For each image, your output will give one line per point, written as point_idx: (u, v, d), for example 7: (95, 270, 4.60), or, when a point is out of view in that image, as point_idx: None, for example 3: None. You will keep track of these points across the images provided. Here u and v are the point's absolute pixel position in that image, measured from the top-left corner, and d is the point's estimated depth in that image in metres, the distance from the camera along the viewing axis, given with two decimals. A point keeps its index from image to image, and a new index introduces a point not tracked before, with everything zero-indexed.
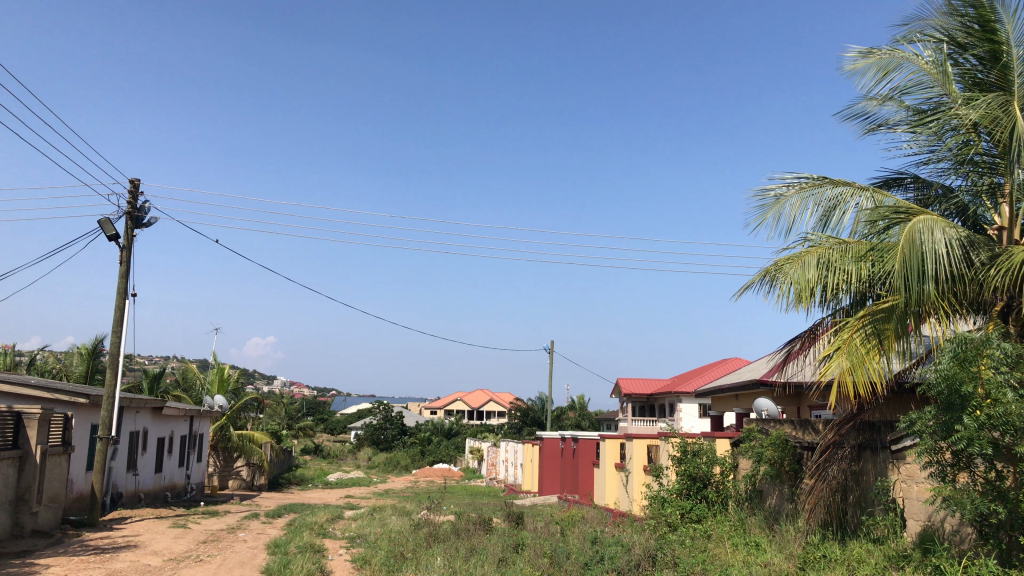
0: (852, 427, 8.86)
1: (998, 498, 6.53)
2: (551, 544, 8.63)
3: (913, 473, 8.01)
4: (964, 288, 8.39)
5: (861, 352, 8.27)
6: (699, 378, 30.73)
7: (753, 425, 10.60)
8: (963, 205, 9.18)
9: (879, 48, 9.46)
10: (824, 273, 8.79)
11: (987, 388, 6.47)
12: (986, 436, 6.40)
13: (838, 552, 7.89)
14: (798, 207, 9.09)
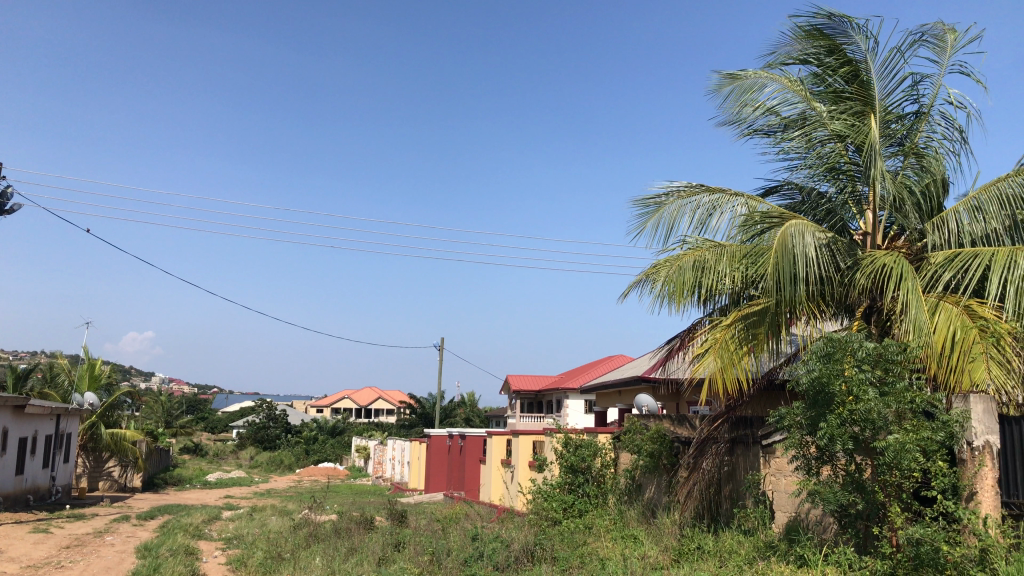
0: (726, 421, 9.29)
1: (856, 490, 6.84)
2: (432, 541, 8.61)
3: (782, 467, 8.37)
4: (831, 291, 8.80)
5: (734, 352, 8.60)
6: (587, 374, 31.24)
7: (634, 419, 10.87)
8: (832, 210, 9.65)
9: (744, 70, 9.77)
10: (699, 276, 9.05)
11: (849, 386, 6.80)
12: (847, 432, 6.74)
13: (711, 543, 8.15)
14: (676, 213, 9.34)
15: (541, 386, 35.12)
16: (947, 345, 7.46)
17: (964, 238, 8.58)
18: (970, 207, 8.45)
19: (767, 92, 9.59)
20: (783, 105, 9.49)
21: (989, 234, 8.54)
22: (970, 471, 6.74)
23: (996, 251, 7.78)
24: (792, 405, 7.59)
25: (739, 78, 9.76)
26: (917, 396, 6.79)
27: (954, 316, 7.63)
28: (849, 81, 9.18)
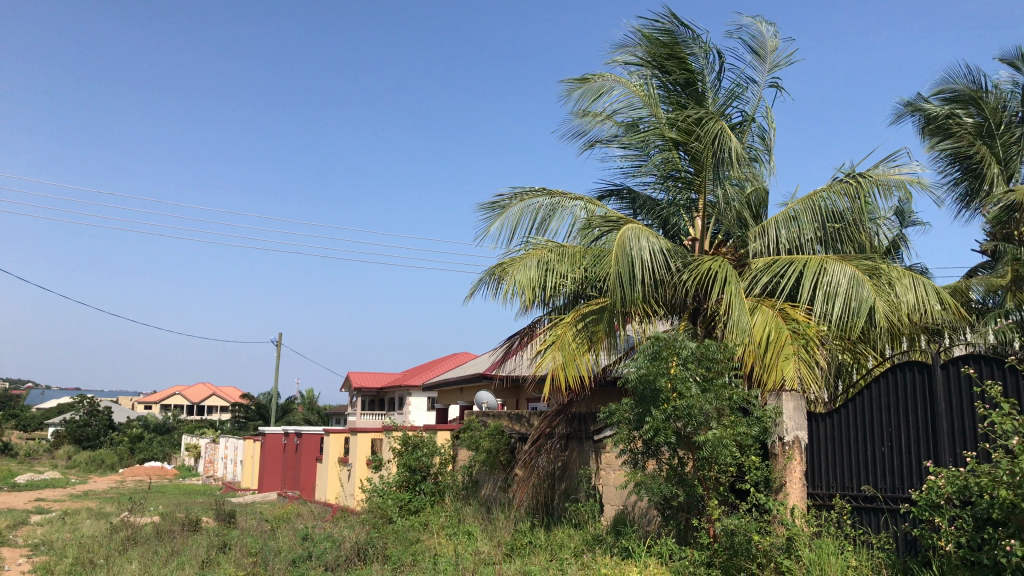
0: (562, 418, 9.50)
1: (678, 483, 7.19)
2: (259, 542, 8.36)
3: (611, 462, 8.67)
4: (663, 293, 9.14)
5: (574, 350, 8.75)
6: (430, 372, 31.26)
7: (473, 416, 10.92)
8: (666, 217, 10.07)
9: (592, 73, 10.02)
10: (543, 275, 9.16)
11: (674, 383, 7.08)
12: (670, 428, 7.02)
13: (542, 538, 8.31)
14: (520, 214, 9.45)
15: (384, 384, 34.79)
16: (763, 343, 7.90)
17: (781, 246, 9.19)
18: (788, 217, 9.08)
19: (612, 96, 9.89)
20: (625, 110, 9.79)
21: (804, 242, 9.19)
22: (780, 464, 7.18)
23: (809, 258, 8.43)
24: (621, 402, 7.79)
25: (587, 81, 10.01)
26: (734, 394, 7.20)
27: (770, 317, 8.14)
28: (686, 90, 9.59)
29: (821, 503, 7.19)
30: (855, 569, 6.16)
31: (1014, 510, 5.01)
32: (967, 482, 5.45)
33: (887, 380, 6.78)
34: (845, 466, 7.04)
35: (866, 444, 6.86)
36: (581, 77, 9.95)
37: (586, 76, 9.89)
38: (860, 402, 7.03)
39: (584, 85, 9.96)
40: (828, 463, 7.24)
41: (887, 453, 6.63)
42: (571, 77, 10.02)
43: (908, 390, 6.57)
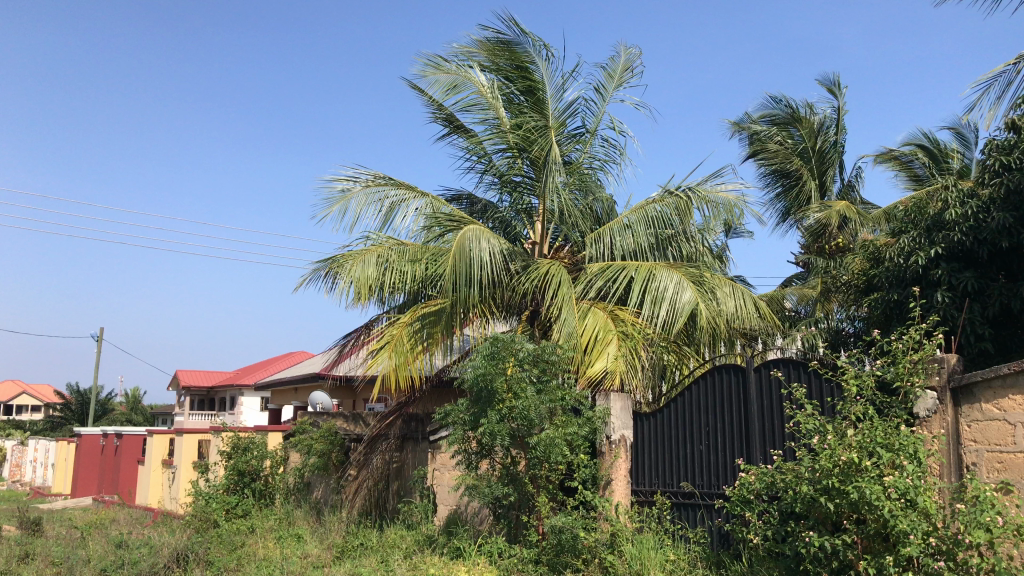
0: (398, 418, 9.46)
1: (510, 482, 7.29)
2: (67, 551, 7.83)
3: (445, 462, 8.72)
4: (502, 294, 9.24)
5: (410, 350, 8.73)
6: (266, 371, 30.33)
7: (306, 418, 10.62)
8: (506, 220, 10.20)
9: (441, 68, 10.03)
10: (382, 272, 9.03)
11: (509, 383, 7.19)
12: (504, 428, 7.10)
13: (374, 539, 8.20)
14: (362, 204, 9.27)
15: (216, 382, 33.43)
16: (592, 344, 8.20)
17: (616, 252, 9.53)
18: (622, 225, 9.46)
19: (457, 92, 9.95)
20: (468, 108, 9.89)
21: (636, 250, 9.58)
22: (607, 462, 7.43)
23: (640, 265, 8.80)
24: (457, 403, 7.78)
25: (435, 74, 10.02)
26: (567, 394, 7.36)
27: (601, 319, 8.41)
28: (528, 96, 9.72)
29: (644, 499, 7.50)
30: (673, 562, 6.44)
31: (814, 503, 5.41)
32: (774, 478, 5.82)
33: (706, 382, 7.15)
34: (667, 464, 7.37)
35: (685, 443, 7.21)
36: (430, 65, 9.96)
37: (433, 66, 9.89)
38: (682, 402, 7.38)
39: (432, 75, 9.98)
40: (652, 461, 7.56)
41: (705, 451, 7.00)
42: (421, 68, 10.02)
43: (725, 391, 6.94)
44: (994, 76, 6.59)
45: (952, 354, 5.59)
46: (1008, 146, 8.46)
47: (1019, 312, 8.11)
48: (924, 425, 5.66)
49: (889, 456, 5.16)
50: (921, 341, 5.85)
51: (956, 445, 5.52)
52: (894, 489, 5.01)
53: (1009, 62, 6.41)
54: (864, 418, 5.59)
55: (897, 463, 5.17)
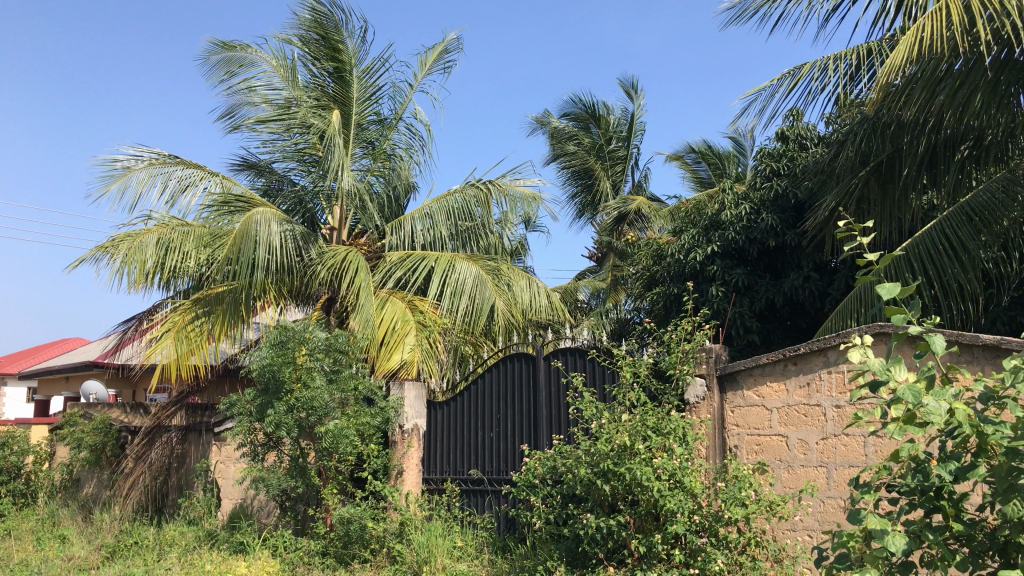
0: (180, 409, 9.06)
1: (298, 474, 7.09)
2: None
3: (231, 454, 8.39)
4: (294, 280, 8.95)
5: (194, 341, 8.38)
6: (34, 360, 27.91)
7: (77, 410, 9.80)
8: (305, 202, 9.89)
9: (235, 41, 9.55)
10: (163, 255, 8.53)
11: (299, 374, 6.97)
12: (292, 419, 6.89)
13: (150, 537, 7.72)
14: (145, 182, 8.69)
15: None
16: (389, 335, 8.09)
17: (415, 241, 9.51)
18: (422, 213, 9.47)
19: (253, 71, 9.52)
20: (265, 85, 9.49)
21: (435, 240, 9.62)
22: (398, 452, 7.37)
23: (439, 255, 8.81)
24: (243, 393, 7.46)
25: (229, 47, 9.52)
26: (360, 383, 7.23)
27: (399, 309, 8.35)
28: (331, 75, 9.46)
29: (434, 487, 7.53)
30: (460, 549, 6.52)
31: (592, 486, 5.65)
32: (556, 463, 6.03)
33: (498, 371, 7.30)
34: (459, 452, 7.45)
35: (476, 431, 7.32)
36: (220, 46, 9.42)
37: (227, 42, 9.40)
38: (474, 391, 7.48)
39: (224, 52, 9.46)
40: (443, 450, 7.62)
41: (495, 438, 7.13)
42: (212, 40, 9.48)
43: (515, 379, 7.12)
44: (758, 92, 7.21)
45: (719, 344, 6.00)
46: (777, 154, 9.21)
47: (781, 307, 8.86)
48: (693, 411, 6.02)
49: (659, 439, 5.51)
50: (693, 332, 6.24)
51: (721, 429, 5.93)
52: (662, 470, 5.34)
53: (773, 80, 7.12)
54: (639, 404, 5.90)
55: (668, 446, 5.52)
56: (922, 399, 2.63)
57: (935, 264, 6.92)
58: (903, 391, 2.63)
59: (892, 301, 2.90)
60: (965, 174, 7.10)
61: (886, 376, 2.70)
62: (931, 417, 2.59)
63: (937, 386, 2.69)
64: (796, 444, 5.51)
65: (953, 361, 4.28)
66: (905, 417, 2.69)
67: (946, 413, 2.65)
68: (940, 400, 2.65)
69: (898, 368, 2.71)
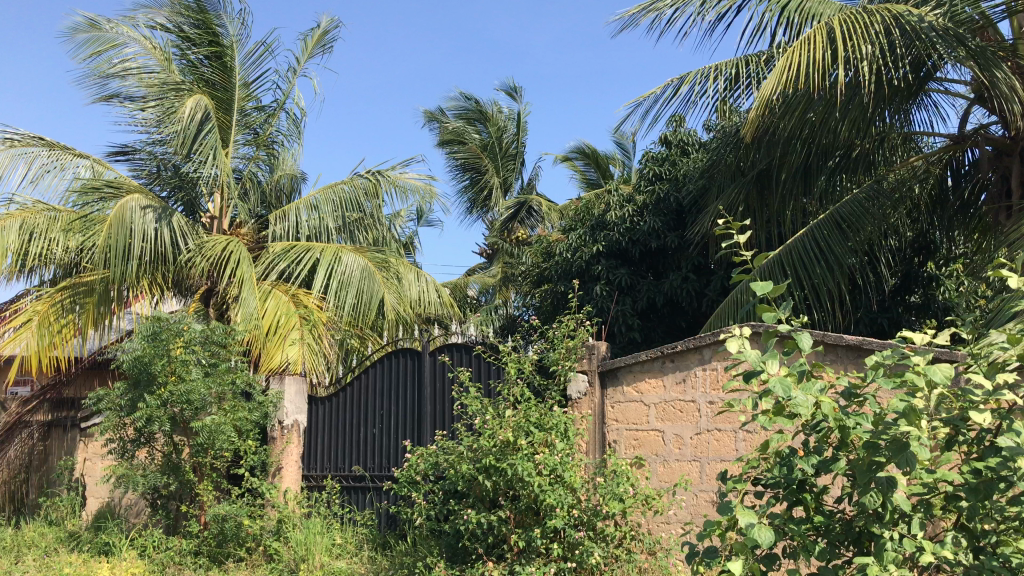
0: (43, 403, 8.60)
1: (170, 472, 6.83)
2: None
3: (98, 451, 8.02)
4: (170, 271, 8.57)
5: (58, 333, 7.92)
6: None
7: None
8: (184, 190, 9.53)
9: (105, 20, 9.10)
10: (26, 241, 8.03)
11: (173, 366, 6.70)
12: (165, 414, 6.63)
13: (6, 539, 7.28)
14: (7, 163, 8.18)
15: None
16: (272, 329, 7.88)
17: (300, 232, 9.28)
18: (309, 204, 9.27)
19: (126, 51, 9.10)
20: (139, 66, 9.08)
21: (321, 232, 9.44)
22: (277, 448, 7.21)
23: (325, 248, 8.64)
24: (111, 386, 7.13)
25: (99, 25, 9.07)
26: (238, 377, 7.00)
27: (282, 303, 8.12)
28: (211, 59, 9.15)
29: (313, 484, 7.40)
30: (339, 546, 6.42)
31: (474, 481, 5.66)
32: (438, 458, 6.01)
33: (382, 366, 7.22)
34: (340, 449, 7.35)
35: (358, 427, 7.24)
36: (89, 23, 8.97)
37: (96, 20, 8.94)
38: (356, 387, 7.39)
39: (95, 30, 9.00)
40: (324, 446, 7.50)
41: (377, 435, 7.06)
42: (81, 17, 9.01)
43: (398, 375, 7.07)
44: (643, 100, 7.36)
45: (601, 341, 6.10)
46: (661, 158, 9.43)
47: (661, 306, 9.10)
48: (575, 406, 6.13)
49: (541, 434, 5.56)
50: (576, 329, 6.32)
51: (601, 425, 6.04)
52: (543, 465, 5.38)
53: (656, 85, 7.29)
54: (523, 400, 5.95)
55: (549, 441, 5.59)
56: (792, 392, 2.70)
57: (805, 268, 7.25)
58: (775, 385, 2.68)
59: (764, 300, 2.99)
60: (834, 184, 7.51)
61: (761, 367, 2.75)
62: (800, 412, 2.66)
63: (805, 381, 2.79)
64: (671, 439, 5.67)
65: (819, 360, 4.47)
66: (776, 409, 2.83)
67: (812, 407, 2.75)
68: (808, 393, 2.75)
69: (773, 360, 2.74)
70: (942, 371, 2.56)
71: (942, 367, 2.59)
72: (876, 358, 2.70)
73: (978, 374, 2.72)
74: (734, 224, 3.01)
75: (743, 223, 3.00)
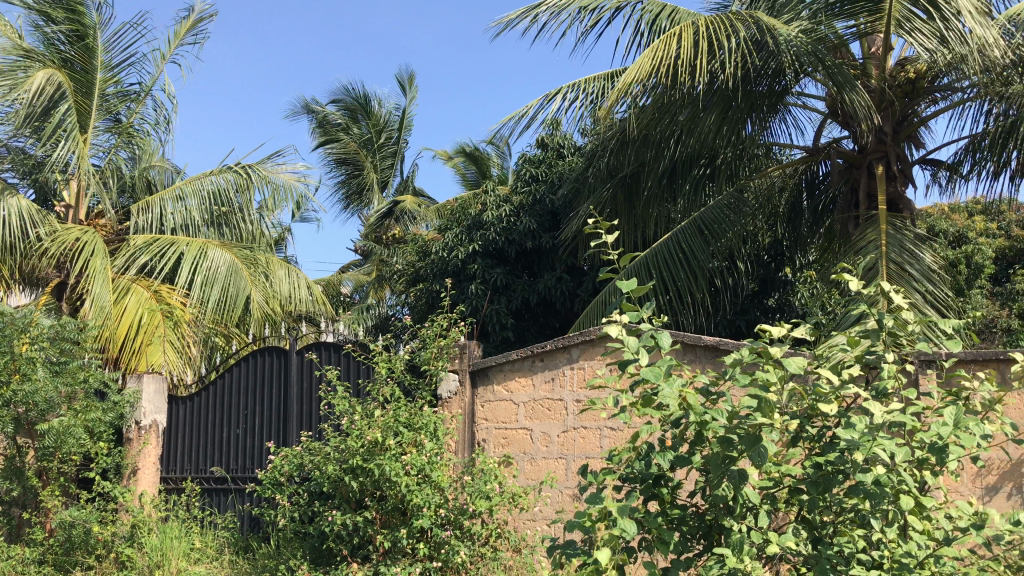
0: None
1: (14, 475, 6.43)
2: None
3: None
4: (19, 262, 8.11)
5: None
6: None
7: None
8: (38, 175, 8.98)
9: None
10: None
11: (19, 365, 6.28)
12: (8, 415, 6.21)
13: None
14: None
15: None
16: (133, 328, 7.47)
17: (165, 224, 8.87)
18: (174, 195, 8.91)
19: None
20: None
21: (186, 225, 9.08)
22: (133, 449, 6.90)
23: (190, 242, 8.33)
24: None
25: None
26: (92, 376, 6.62)
27: (144, 300, 7.72)
28: (69, 38, 8.60)
29: (172, 486, 7.12)
30: (198, 550, 6.19)
31: (340, 482, 5.56)
32: (303, 459, 5.88)
33: (247, 364, 7.00)
34: (201, 450, 7.10)
35: (220, 427, 7.00)
36: None
37: None
38: (219, 386, 7.15)
39: None
40: (185, 448, 7.24)
41: (240, 435, 6.85)
42: None
43: (262, 373, 6.87)
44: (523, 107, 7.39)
45: (472, 341, 6.11)
46: (537, 160, 9.53)
47: (535, 306, 9.20)
48: (445, 405, 6.09)
49: (410, 434, 5.51)
50: (448, 328, 6.29)
51: (470, 423, 6.04)
52: (411, 465, 5.34)
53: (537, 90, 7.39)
54: (392, 400, 5.87)
55: (417, 441, 5.55)
56: (660, 382, 2.72)
57: (670, 271, 7.49)
58: (646, 372, 2.70)
59: (630, 298, 3.03)
60: (699, 191, 7.80)
61: (630, 359, 2.76)
62: (666, 401, 2.69)
63: (670, 375, 2.82)
64: (539, 437, 5.74)
65: (679, 359, 4.61)
66: (645, 400, 2.85)
67: (676, 400, 2.79)
68: (674, 387, 2.77)
69: (648, 352, 2.80)
70: (797, 359, 2.64)
71: (795, 357, 2.69)
72: (736, 355, 2.77)
73: (828, 372, 2.83)
74: (599, 225, 3.04)
75: (609, 223, 3.03)
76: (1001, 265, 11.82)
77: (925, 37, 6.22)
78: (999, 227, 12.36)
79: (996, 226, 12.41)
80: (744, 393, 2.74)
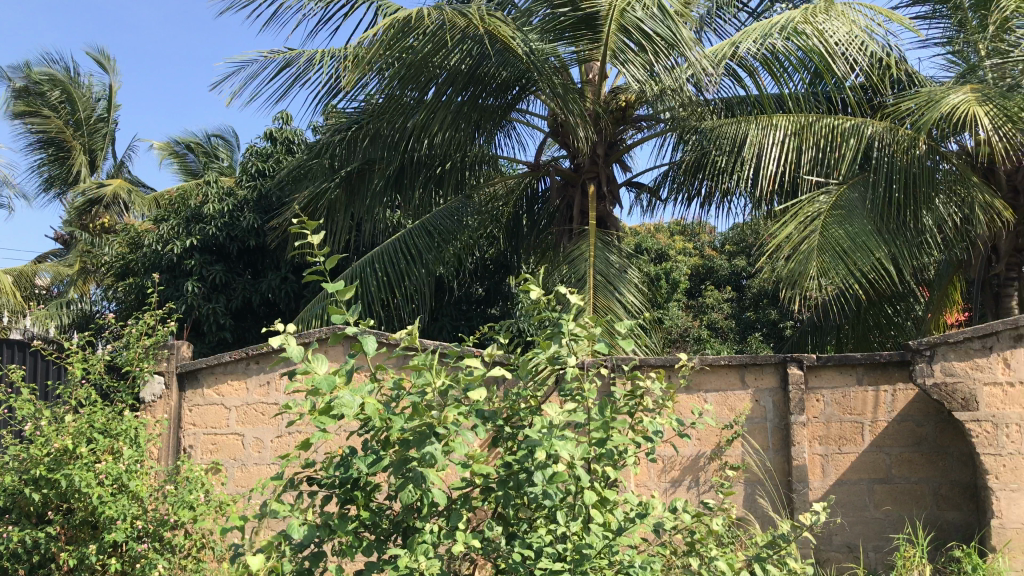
0: None
1: None
2: None
3: None
4: None
5: None
6: None
7: None
8: None
9: None
10: None
11: None
12: None
13: None
14: None
15: None
16: None
17: None
18: None
19: None
20: None
21: None
22: None
23: None
24: None
25: None
26: None
27: None
28: None
29: None
30: None
31: (18, 495, 4.99)
32: None
33: None
34: None
35: None
36: None
37: None
38: None
39: None
40: None
41: None
42: None
43: None
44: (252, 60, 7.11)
45: (182, 341, 5.74)
46: (265, 154, 9.21)
47: (256, 307, 8.88)
48: (148, 410, 5.67)
49: (106, 441, 5.07)
50: (154, 327, 5.85)
51: (176, 429, 5.69)
52: (105, 475, 4.93)
53: (263, 56, 7.24)
54: (85, 403, 5.35)
55: (115, 448, 5.12)
56: (336, 391, 2.66)
57: (396, 269, 7.55)
58: (319, 381, 2.63)
59: (334, 303, 2.95)
60: (428, 195, 7.95)
61: (301, 367, 2.68)
62: (342, 410, 2.62)
63: (353, 382, 2.76)
64: (251, 442, 5.54)
65: (399, 364, 4.66)
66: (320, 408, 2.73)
67: (358, 407, 2.72)
68: (355, 394, 2.70)
69: (324, 361, 2.75)
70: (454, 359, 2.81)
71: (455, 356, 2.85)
72: (419, 358, 2.82)
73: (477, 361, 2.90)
74: (303, 224, 2.93)
75: (313, 223, 2.93)
76: (695, 282, 13.14)
77: (636, 68, 6.67)
78: (694, 248, 13.74)
79: (691, 246, 13.78)
80: (436, 392, 2.79)
